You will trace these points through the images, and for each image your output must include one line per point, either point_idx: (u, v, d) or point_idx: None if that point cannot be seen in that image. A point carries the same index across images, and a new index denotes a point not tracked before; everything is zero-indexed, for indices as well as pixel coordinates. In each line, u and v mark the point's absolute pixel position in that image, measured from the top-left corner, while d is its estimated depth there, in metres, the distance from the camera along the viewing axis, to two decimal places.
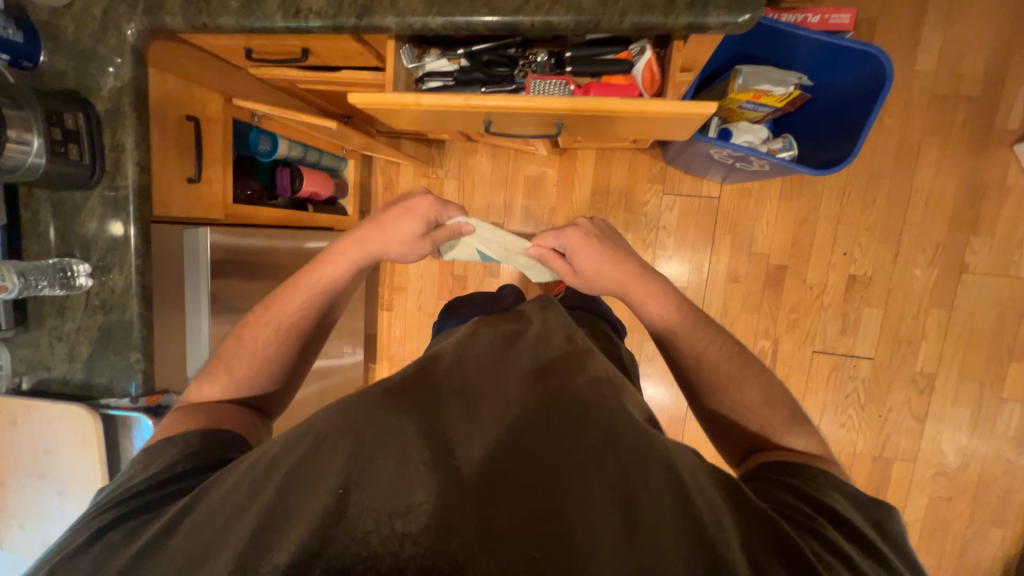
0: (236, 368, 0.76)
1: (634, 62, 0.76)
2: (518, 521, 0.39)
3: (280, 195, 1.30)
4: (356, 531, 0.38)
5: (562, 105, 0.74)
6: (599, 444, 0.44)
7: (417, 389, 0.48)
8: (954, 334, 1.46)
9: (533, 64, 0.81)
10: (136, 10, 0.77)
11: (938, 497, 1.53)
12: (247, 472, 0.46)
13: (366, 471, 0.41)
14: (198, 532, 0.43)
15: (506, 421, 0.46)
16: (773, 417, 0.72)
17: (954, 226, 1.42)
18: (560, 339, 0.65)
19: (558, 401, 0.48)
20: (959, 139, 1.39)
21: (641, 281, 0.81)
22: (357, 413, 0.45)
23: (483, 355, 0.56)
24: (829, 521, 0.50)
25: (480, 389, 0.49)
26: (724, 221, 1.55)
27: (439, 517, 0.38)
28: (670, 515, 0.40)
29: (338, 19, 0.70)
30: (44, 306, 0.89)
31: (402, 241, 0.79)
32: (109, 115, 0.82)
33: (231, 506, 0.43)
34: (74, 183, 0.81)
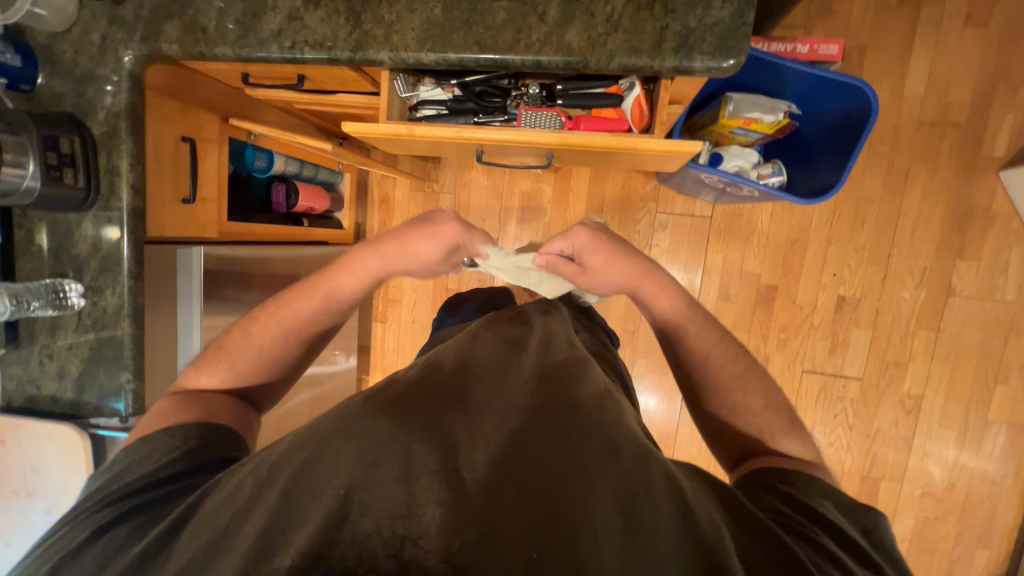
0: (239, 361, 0.76)
1: (623, 97, 0.77)
2: (519, 524, 0.41)
3: (276, 210, 1.31)
4: (357, 533, 0.40)
5: (554, 138, 0.77)
6: (600, 451, 0.47)
7: (421, 400, 0.51)
8: (941, 355, 1.48)
9: (525, 96, 0.82)
10: (134, 38, 0.78)
11: (925, 517, 1.54)
12: (250, 476, 0.49)
13: (371, 478, 0.43)
14: (200, 533, 0.45)
15: (509, 426, 0.49)
16: (773, 421, 0.73)
17: (941, 250, 1.44)
18: (561, 345, 0.67)
19: (560, 411, 0.51)
20: (946, 165, 1.41)
21: (652, 277, 0.81)
22: (364, 419, 0.48)
23: (485, 365, 0.58)
24: (824, 530, 0.51)
25: (484, 402, 0.52)
26: (715, 240, 1.56)
27: (445, 521, 0.40)
28: (669, 519, 0.43)
29: (333, 52, 0.71)
30: (35, 325, 0.89)
31: (423, 262, 0.78)
32: (105, 138, 0.82)
33: (230, 512, 0.45)
34: (67, 206, 0.82)
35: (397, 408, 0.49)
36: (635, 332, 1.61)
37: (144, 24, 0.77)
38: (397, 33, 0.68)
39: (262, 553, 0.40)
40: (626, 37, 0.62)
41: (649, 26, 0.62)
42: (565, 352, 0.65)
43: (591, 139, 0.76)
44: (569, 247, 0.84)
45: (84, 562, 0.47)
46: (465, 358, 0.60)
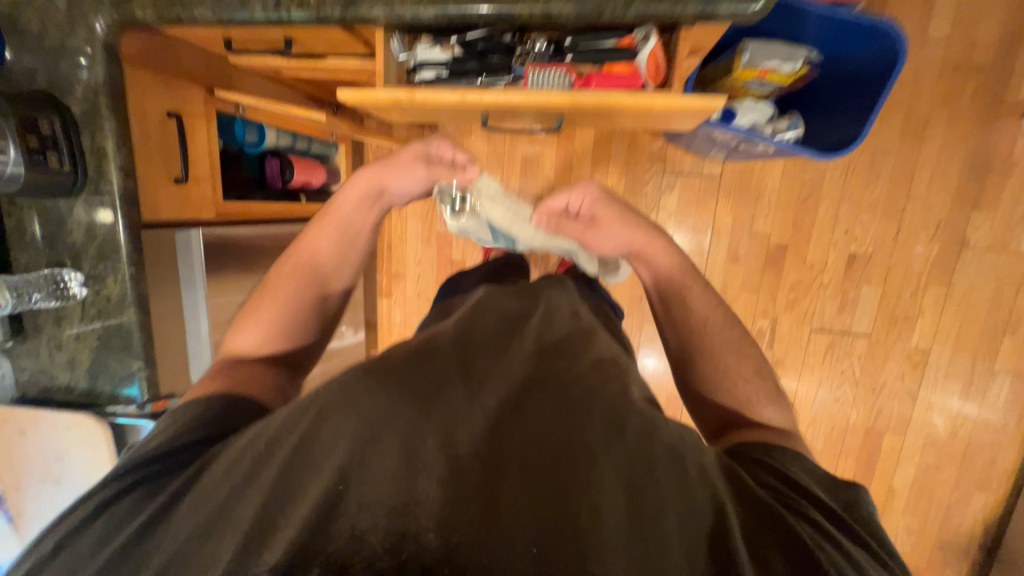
0: (267, 315, 0.79)
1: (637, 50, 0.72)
2: (522, 509, 0.38)
3: (271, 185, 1.26)
4: (353, 528, 0.36)
5: (566, 99, 0.72)
6: (605, 431, 0.45)
7: (414, 369, 0.47)
8: (950, 309, 1.47)
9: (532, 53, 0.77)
10: (102, 2, 0.71)
11: (926, 465, 1.59)
12: (249, 448, 0.45)
13: (363, 464, 0.39)
14: (195, 515, 0.40)
15: (513, 402, 0.46)
16: (755, 391, 0.73)
17: (957, 201, 1.40)
18: (563, 321, 0.68)
19: (562, 388, 0.49)
20: (967, 111, 1.35)
21: (653, 243, 0.91)
22: (362, 391, 0.44)
23: (483, 335, 0.56)
24: (809, 502, 0.50)
25: (482, 372, 0.49)
26: (725, 200, 1.52)
27: (438, 509, 0.37)
28: (677, 501, 0.41)
29: (322, 11, 0.65)
30: (40, 316, 0.87)
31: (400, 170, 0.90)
32: (86, 117, 0.78)
33: (225, 489, 0.41)
34: (56, 192, 0.78)
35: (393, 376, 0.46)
36: (642, 298, 1.60)
37: None
38: None
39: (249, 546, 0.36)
40: None
41: None
42: (563, 331, 0.64)
43: (604, 97, 0.73)
44: (576, 202, 0.96)
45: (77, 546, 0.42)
46: (463, 329, 0.58)
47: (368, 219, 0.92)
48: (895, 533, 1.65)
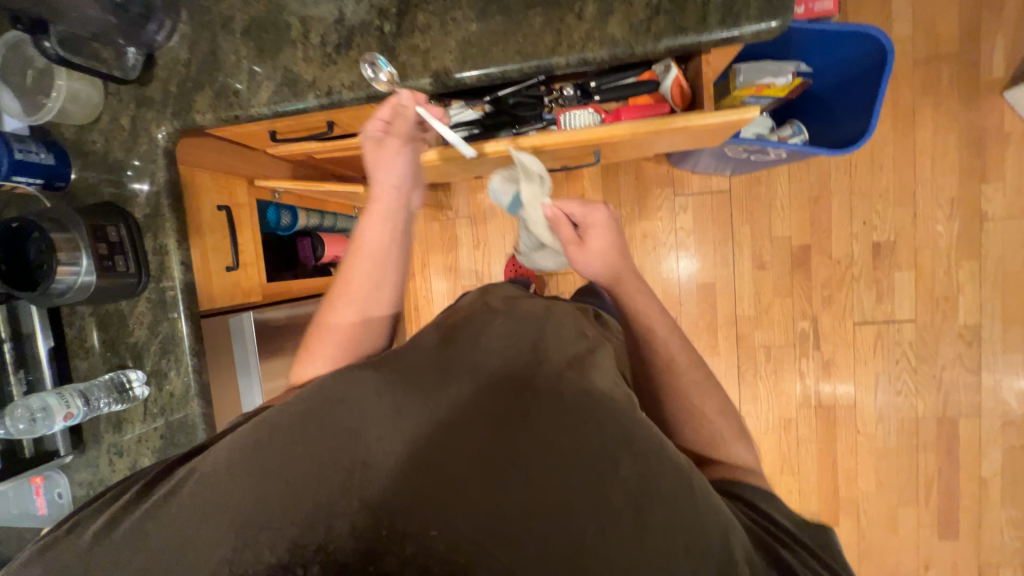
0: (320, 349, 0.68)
1: (659, 81, 0.79)
2: (524, 519, 0.43)
3: (304, 264, 1.28)
4: (352, 532, 0.42)
5: (602, 132, 0.78)
6: (613, 445, 0.46)
7: (423, 386, 0.51)
8: (989, 281, 1.46)
9: (560, 99, 0.84)
10: (165, 115, 0.78)
11: (1011, 447, 1.50)
12: (250, 438, 0.48)
13: (366, 476, 0.45)
14: (199, 500, 0.44)
15: (519, 402, 0.49)
16: (725, 427, 0.71)
17: (964, 178, 1.44)
18: (572, 333, 0.63)
19: (569, 394, 0.50)
20: (951, 95, 1.42)
21: (634, 286, 0.80)
22: (373, 389, 0.50)
23: (488, 344, 0.57)
24: (798, 542, 0.49)
25: (491, 386, 0.51)
26: (739, 211, 1.56)
27: (437, 511, 0.43)
28: (684, 521, 0.44)
29: (371, 89, 0.71)
30: (100, 423, 0.86)
31: (381, 163, 0.73)
32: (148, 220, 0.81)
33: (225, 479, 0.45)
34: (120, 294, 0.80)
35: (404, 388, 0.50)
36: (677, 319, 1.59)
37: (174, 100, 0.77)
38: (435, 59, 0.68)
39: (246, 537, 0.42)
40: (669, 18, 0.62)
41: (691, 3, 0.62)
42: (572, 338, 0.62)
43: (640, 126, 0.77)
44: (579, 218, 0.81)
45: (72, 541, 0.45)
46: (470, 337, 0.58)
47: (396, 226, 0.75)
48: (1001, 528, 1.53)
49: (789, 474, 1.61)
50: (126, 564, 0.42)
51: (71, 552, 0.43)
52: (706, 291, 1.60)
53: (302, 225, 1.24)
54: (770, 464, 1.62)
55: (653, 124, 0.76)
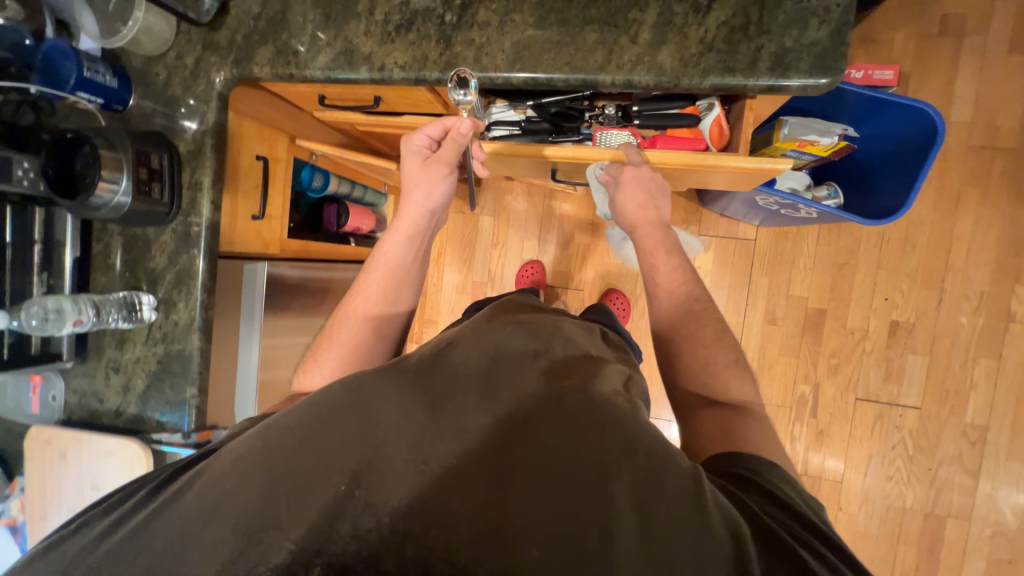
0: (333, 352, 0.81)
1: (701, 117, 0.81)
2: (528, 525, 0.43)
3: (325, 229, 1.30)
4: (358, 528, 0.43)
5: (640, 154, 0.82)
6: (611, 449, 0.49)
7: (428, 392, 0.55)
8: (1004, 383, 1.42)
9: (600, 115, 0.86)
10: (227, 61, 0.82)
11: (997, 559, 1.44)
12: (261, 440, 0.51)
13: (372, 471, 0.47)
14: (204, 500, 0.46)
15: (521, 409, 0.53)
16: (719, 354, 0.75)
17: (998, 274, 1.41)
18: (572, 349, 0.68)
19: (568, 402, 0.53)
20: (1000, 189, 1.39)
21: (657, 230, 0.85)
22: (380, 390, 0.54)
23: (496, 359, 0.61)
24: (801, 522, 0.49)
25: (491, 393, 0.55)
26: (761, 263, 1.54)
27: (437, 513, 0.44)
28: (685, 518, 0.44)
29: (421, 73, 0.73)
30: (105, 337, 0.89)
31: (425, 188, 0.84)
32: (190, 156, 0.85)
33: (231, 480, 0.47)
34: (150, 220, 0.84)
35: (412, 383, 0.56)
36: None
37: (237, 49, 0.81)
38: (487, 55, 0.71)
39: (253, 535, 0.43)
40: (720, 57, 0.63)
41: (744, 46, 0.63)
42: (574, 353, 0.67)
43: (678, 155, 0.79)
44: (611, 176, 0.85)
45: (87, 535, 0.47)
46: (475, 342, 0.64)
47: (418, 246, 0.89)
48: None
49: None
50: (129, 563, 0.43)
51: (81, 550, 0.45)
52: None
53: (332, 191, 1.29)
54: None
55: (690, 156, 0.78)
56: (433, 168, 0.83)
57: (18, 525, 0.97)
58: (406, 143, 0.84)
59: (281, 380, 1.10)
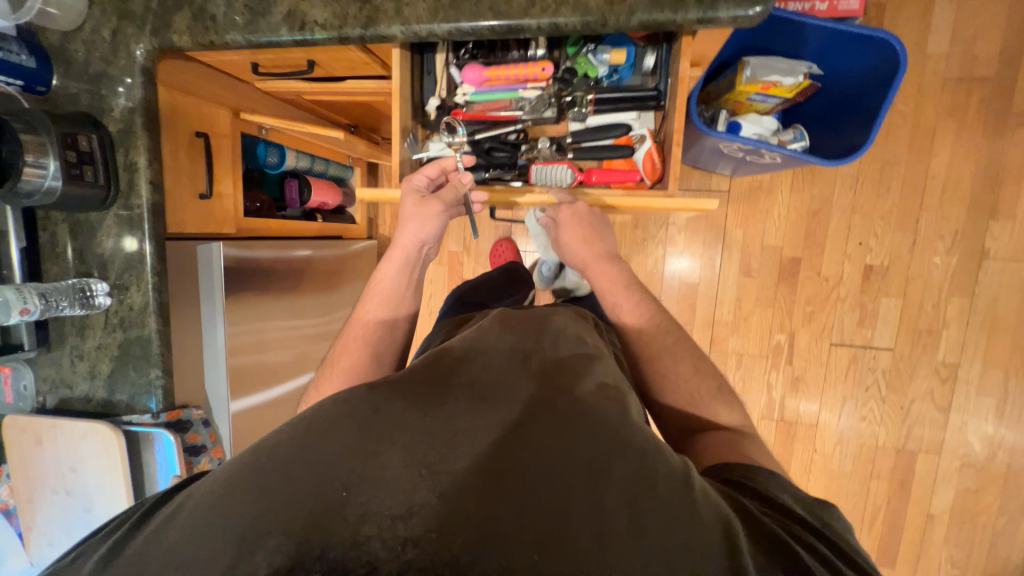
0: (333, 373, 0.80)
1: (634, 149, 0.92)
2: (526, 529, 0.43)
3: (289, 206, 1.29)
4: (358, 535, 0.42)
5: (572, 194, 0.91)
6: (604, 449, 0.49)
7: (420, 400, 0.52)
8: (976, 320, 1.43)
9: (536, 151, 0.96)
10: (144, 31, 0.78)
11: (965, 489, 1.50)
12: (254, 456, 0.48)
13: (370, 479, 0.45)
14: (201, 518, 0.43)
15: (515, 415, 0.52)
16: (702, 386, 0.77)
17: (972, 211, 1.39)
18: (568, 344, 0.67)
19: (561, 407, 0.53)
20: (975, 122, 1.35)
21: (605, 263, 0.88)
22: (373, 400, 0.51)
23: (486, 365, 0.59)
24: (789, 517, 0.51)
25: (483, 399, 0.54)
26: (735, 214, 1.52)
27: (439, 514, 0.43)
28: (677, 516, 0.45)
29: (343, 31, 0.70)
30: (64, 326, 0.90)
31: (419, 219, 0.85)
32: (122, 135, 0.83)
33: (228, 495, 0.44)
34: (89, 205, 0.82)
35: (395, 392, 0.53)
36: None
37: (153, 17, 0.77)
38: (408, 6, 0.67)
39: (246, 549, 0.40)
40: None
41: None
42: (567, 349, 0.66)
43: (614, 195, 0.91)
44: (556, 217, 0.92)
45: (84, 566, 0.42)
46: (465, 346, 0.62)
47: (414, 272, 0.90)
48: (939, 564, 1.55)
49: None
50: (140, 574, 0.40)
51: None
52: (689, 291, 1.58)
53: (291, 166, 1.26)
54: None
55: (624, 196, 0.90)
56: (430, 204, 0.85)
57: (11, 509, 1.00)
58: (405, 181, 0.87)
59: (253, 361, 1.11)
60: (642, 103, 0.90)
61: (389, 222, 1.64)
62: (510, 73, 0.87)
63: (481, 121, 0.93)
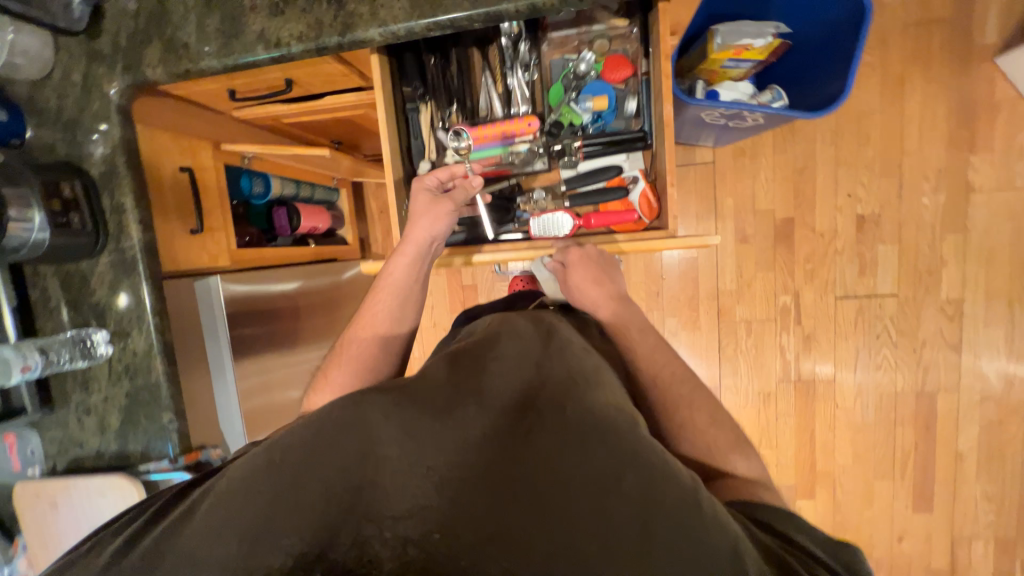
0: (348, 364, 0.82)
1: (628, 190, 0.94)
2: (526, 525, 0.44)
3: (280, 235, 1.26)
4: (360, 536, 0.45)
5: (572, 241, 0.94)
6: (613, 460, 0.46)
7: (430, 407, 0.51)
8: (973, 255, 1.45)
9: (532, 201, 0.98)
10: (116, 69, 0.76)
11: (989, 422, 1.51)
12: (265, 457, 0.48)
13: (375, 485, 0.47)
14: (211, 521, 0.44)
15: (523, 421, 0.51)
16: (720, 438, 0.67)
17: (952, 149, 1.41)
18: (577, 355, 0.65)
19: (569, 414, 0.51)
20: (941, 62, 1.38)
21: (618, 305, 0.86)
22: (376, 406, 0.50)
23: (499, 368, 0.58)
24: (805, 554, 0.46)
25: (493, 409, 0.52)
26: (723, 184, 1.53)
27: (439, 516, 0.45)
28: (689, 532, 0.41)
29: (320, 41, 0.69)
30: (67, 382, 0.87)
31: (431, 216, 0.84)
32: (105, 178, 0.81)
33: (241, 497, 0.45)
34: (79, 253, 0.80)
35: (402, 404, 0.51)
36: (658, 292, 1.61)
37: (124, 54, 0.76)
38: (383, 8, 0.67)
39: (258, 551, 0.43)
40: None
41: None
42: (580, 361, 0.63)
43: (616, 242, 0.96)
44: (563, 260, 0.91)
45: (97, 560, 0.44)
46: (476, 356, 0.60)
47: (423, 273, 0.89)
48: (975, 500, 1.55)
49: (767, 446, 1.63)
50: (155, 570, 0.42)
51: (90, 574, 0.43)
52: (689, 266, 1.59)
53: (277, 194, 1.25)
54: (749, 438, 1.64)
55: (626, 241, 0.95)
56: (441, 204, 0.85)
57: None
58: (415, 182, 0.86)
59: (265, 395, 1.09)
60: (630, 145, 0.92)
61: (381, 240, 1.63)
62: (499, 132, 0.89)
63: None
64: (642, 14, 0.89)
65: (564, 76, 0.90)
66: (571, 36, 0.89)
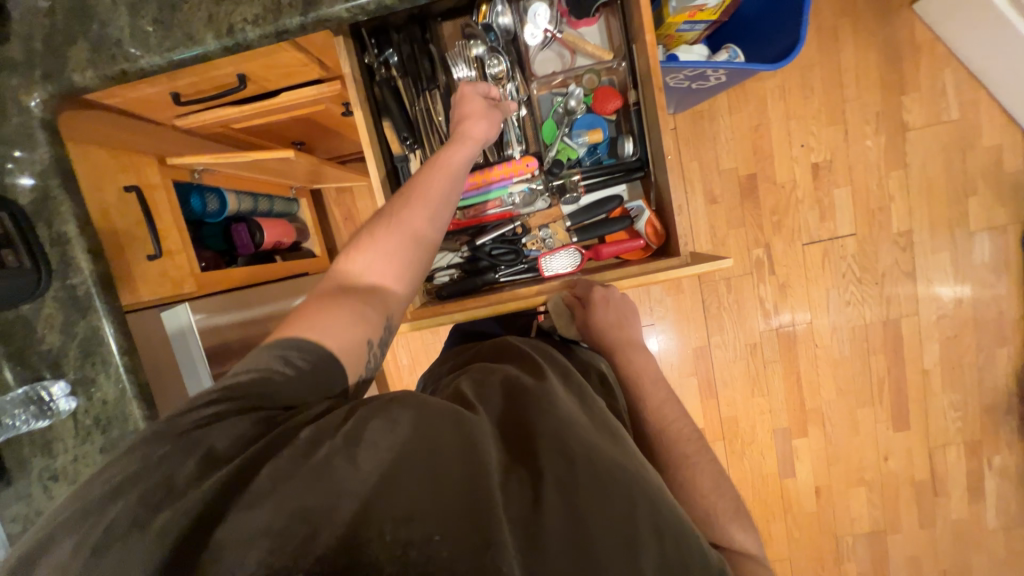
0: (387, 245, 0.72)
1: (633, 219, 1.00)
2: (548, 538, 0.43)
3: (241, 254, 1.15)
4: (367, 535, 0.41)
5: (584, 281, 0.94)
6: (644, 526, 0.45)
7: (475, 440, 0.48)
8: (915, 187, 1.57)
9: (543, 240, 1.01)
10: (35, 79, 0.66)
11: (947, 337, 1.64)
12: (303, 449, 0.46)
13: (389, 490, 0.43)
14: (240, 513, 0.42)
15: (556, 453, 0.48)
16: (722, 505, 0.64)
17: (886, 92, 1.52)
18: (593, 401, 0.63)
19: (600, 462, 0.48)
20: (867, 11, 1.48)
21: (636, 351, 0.85)
22: (433, 415, 0.49)
23: (547, 402, 0.56)
24: None
25: (521, 446, 0.50)
26: (686, 147, 1.58)
27: (450, 519, 0.42)
28: None
29: (280, 23, 0.63)
30: (24, 447, 0.75)
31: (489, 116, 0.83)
32: (38, 207, 0.70)
33: (272, 496, 0.43)
34: (19, 296, 0.69)
35: (439, 427, 0.48)
36: None
37: (43, 59, 0.66)
38: None
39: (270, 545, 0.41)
40: None
41: None
42: (598, 405, 0.62)
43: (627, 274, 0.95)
44: (581, 298, 0.91)
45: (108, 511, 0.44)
46: (505, 389, 0.59)
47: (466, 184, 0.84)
48: (944, 412, 1.69)
49: (759, 393, 1.70)
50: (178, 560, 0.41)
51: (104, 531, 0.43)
52: None
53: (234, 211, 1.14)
54: (742, 388, 1.70)
55: (637, 271, 0.94)
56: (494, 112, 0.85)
57: None
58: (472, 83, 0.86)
59: None
60: (629, 175, 0.99)
61: None
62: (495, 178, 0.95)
63: (477, 222, 1.01)
64: (627, 48, 0.93)
65: (555, 113, 0.96)
66: (557, 74, 0.94)
